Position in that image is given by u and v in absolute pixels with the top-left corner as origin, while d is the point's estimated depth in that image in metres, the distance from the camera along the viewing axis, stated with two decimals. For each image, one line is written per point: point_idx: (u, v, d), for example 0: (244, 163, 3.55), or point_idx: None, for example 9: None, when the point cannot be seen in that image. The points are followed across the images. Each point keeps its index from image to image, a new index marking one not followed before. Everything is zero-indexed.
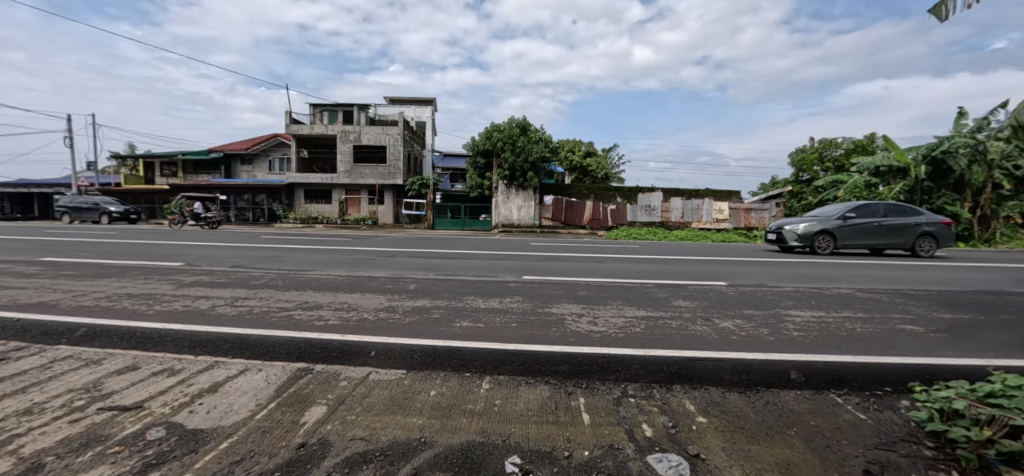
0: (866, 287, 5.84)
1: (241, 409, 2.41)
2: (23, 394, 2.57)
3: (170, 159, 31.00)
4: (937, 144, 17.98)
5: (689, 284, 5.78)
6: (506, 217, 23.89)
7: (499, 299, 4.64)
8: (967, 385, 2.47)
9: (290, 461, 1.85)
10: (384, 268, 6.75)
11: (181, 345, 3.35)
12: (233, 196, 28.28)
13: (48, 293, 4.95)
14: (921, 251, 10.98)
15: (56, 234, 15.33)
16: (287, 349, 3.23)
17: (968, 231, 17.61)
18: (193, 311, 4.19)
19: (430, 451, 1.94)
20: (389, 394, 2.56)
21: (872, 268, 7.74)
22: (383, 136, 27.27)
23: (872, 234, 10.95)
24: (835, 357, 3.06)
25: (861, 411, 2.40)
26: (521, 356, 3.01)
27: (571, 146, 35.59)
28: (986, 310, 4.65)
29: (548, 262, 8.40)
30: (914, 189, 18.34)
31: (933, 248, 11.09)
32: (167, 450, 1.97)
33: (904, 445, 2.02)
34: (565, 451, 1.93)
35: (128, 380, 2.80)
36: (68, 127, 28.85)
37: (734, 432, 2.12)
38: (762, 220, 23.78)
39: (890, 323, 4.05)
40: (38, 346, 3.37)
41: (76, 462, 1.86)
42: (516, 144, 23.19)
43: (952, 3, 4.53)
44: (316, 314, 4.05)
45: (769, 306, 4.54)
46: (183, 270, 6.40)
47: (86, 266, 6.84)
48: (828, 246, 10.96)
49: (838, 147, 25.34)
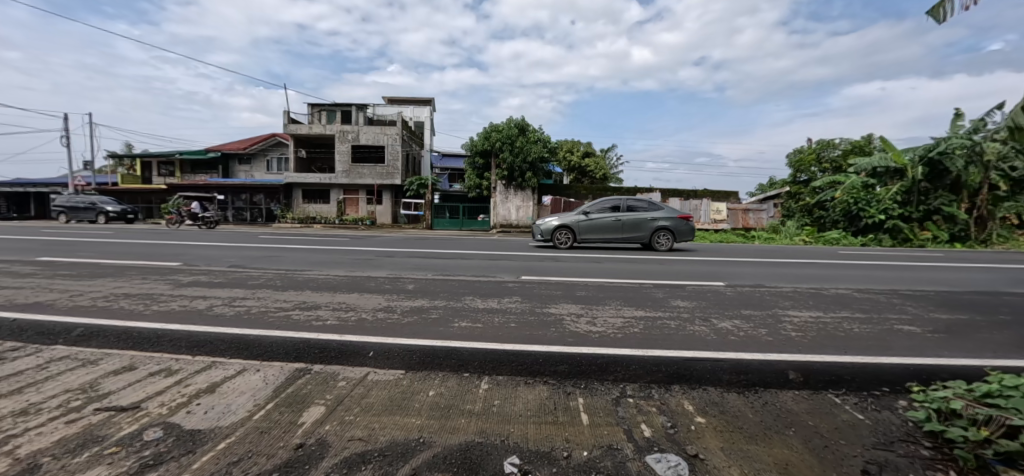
0: (863, 287, 5.86)
1: (239, 410, 2.40)
2: (20, 394, 2.56)
3: (168, 158, 30.91)
4: (934, 145, 18.06)
5: (687, 284, 5.79)
6: (504, 217, 23.52)
7: (497, 300, 4.63)
8: (965, 385, 2.48)
9: (288, 462, 1.84)
10: (382, 268, 6.73)
11: (179, 345, 3.34)
12: (230, 196, 28.19)
13: (44, 293, 4.93)
14: (658, 245, 11.97)
15: (53, 233, 15.28)
16: (285, 349, 3.22)
17: (965, 231, 17.61)
18: (191, 311, 4.16)
19: (429, 452, 1.94)
20: (388, 394, 2.55)
21: (869, 269, 7.77)
22: (381, 135, 27.22)
23: (608, 229, 12.02)
24: (833, 357, 3.07)
25: (860, 411, 2.41)
26: (520, 357, 3.00)
27: (570, 146, 35.63)
28: (983, 310, 4.67)
29: (546, 262, 8.40)
30: (911, 190, 18.42)
31: (670, 241, 12.10)
32: (164, 451, 1.96)
33: (900, 445, 2.03)
34: (563, 452, 1.92)
35: (125, 380, 2.79)
36: (64, 127, 28.72)
37: (733, 432, 2.13)
38: (760, 221, 23.80)
39: (887, 324, 4.06)
40: (35, 346, 3.36)
41: (73, 463, 1.85)
42: (515, 144, 23.22)
43: (949, 5, 4.56)
44: (314, 314, 4.04)
45: (766, 307, 4.55)
46: (181, 270, 6.38)
47: (82, 266, 6.80)
48: (567, 241, 12.13)
49: (836, 148, 25.43)
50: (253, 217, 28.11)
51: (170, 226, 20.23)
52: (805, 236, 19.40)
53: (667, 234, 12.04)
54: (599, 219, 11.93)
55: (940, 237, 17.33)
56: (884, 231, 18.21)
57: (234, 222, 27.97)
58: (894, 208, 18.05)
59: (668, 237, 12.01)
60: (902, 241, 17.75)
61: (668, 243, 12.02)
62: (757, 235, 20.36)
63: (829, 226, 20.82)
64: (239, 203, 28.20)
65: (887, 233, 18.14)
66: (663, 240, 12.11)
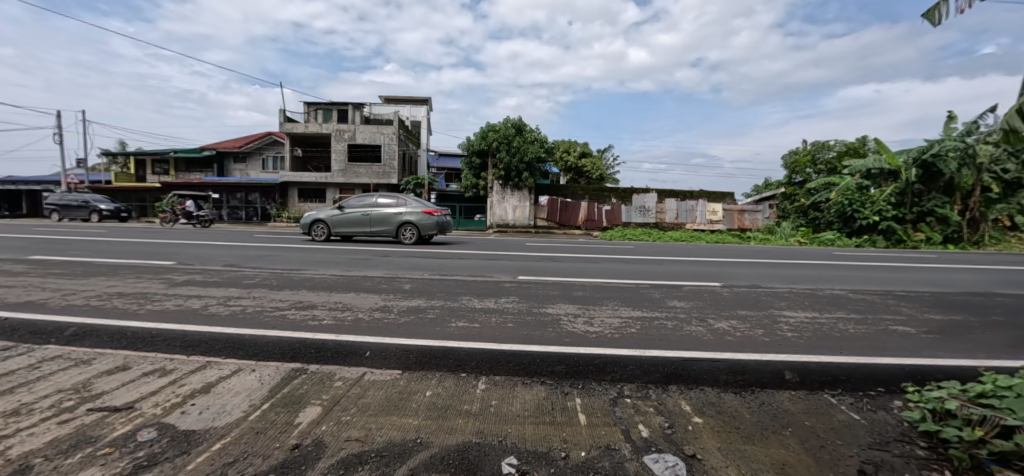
0: (857, 288, 5.91)
1: (234, 410, 2.38)
2: (11, 394, 2.52)
3: (162, 156, 30.66)
4: (927, 147, 18.26)
5: (684, 285, 5.81)
6: (500, 217, 23.98)
7: (495, 300, 4.62)
8: (959, 385, 2.51)
9: (284, 463, 1.83)
10: (378, 268, 6.70)
11: (173, 345, 3.30)
12: (226, 194, 27.98)
13: (36, 292, 4.87)
14: (403, 238, 12.33)
15: (45, 232, 15.12)
16: (281, 349, 3.20)
17: (958, 233, 17.76)
18: (185, 311, 4.12)
19: (426, 452, 1.93)
20: (385, 394, 2.54)
21: (862, 269, 7.85)
22: (378, 135, 27.13)
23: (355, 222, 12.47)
24: (828, 357, 3.09)
25: (855, 411, 2.43)
26: (517, 357, 2.99)
27: (567, 146, 35.68)
28: (976, 311, 4.72)
29: (543, 262, 8.41)
30: (905, 192, 18.63)
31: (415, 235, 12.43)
32: (158, 452, 1.94)
33: (897, 445, 2.05)
34: (561, 452, 1.92)
35: (119, 380, 2.76)
36: (57, 124, 28.41)
37: (730, 433, 2.13)
38: (756, 222, 23.86)
39: (882, 324, 4.09)
40: (26, 346, 3.31)
41: (65, 464, 1.82)
42: (512, 144, 23.20)
43: (943, 9, 4.60)
44: (311, 314, 4.00)
45: (763, 307, 4.57)
46: (175, 269, 6.31)
47: (74, 265, 6.72)
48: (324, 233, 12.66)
49: (830, 150, 25.66)
50: (248, 216, 27.95)
51: (164, 225, 20.13)
52: (801, 237, 19.49)
53: (366, 228, 12.55)
54: (348, 213, 12.49)
55: (933, 238, 17.52)
56: (879, 233, 18.39)
57: (229, 221, 27.78)
58: (888, 210, 18.23)
59: (410, 230, 12.38)
60: (896, 242, 17.89)
61: (414, 236, 12.45)
62: (752, 235, 20.45)
63: (823, 227, 20.96)
64: (234, 202, 28.01)
65: (881, 234, 18.29)
66: (409, 230, 12.45)
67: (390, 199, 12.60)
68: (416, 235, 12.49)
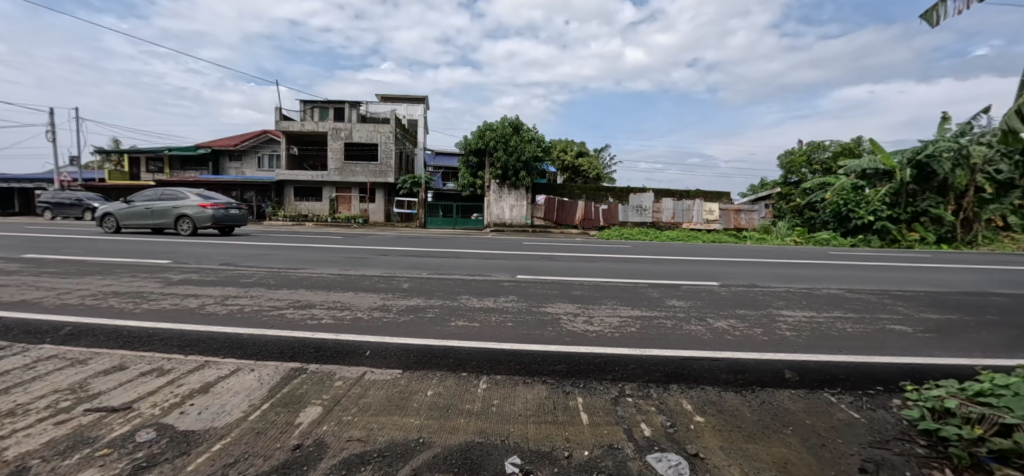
0: (853, 287, 5.95)
1: (234, 411, 2.36)
2: (6, 394, 2.49)
3: (156, 154, 30.37)
4: (922, 147, 18.48)
5: (682, 284, 5.83)
6: (498, 216, 23.96)
7: (494, 299, 4.62)
8: (958, 384, 2.54)
9: (285, 463, 1.82)
10: (376, 267, 6.67)
11: (171, 344, 3.27)
12: (221, 193, 27.76)
13: (30, 291, 4.81)
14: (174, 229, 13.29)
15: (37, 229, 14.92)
16: (280, 348, 3.17)
17: (951, 233, 17.97)
18: (183, 310, 4.09)
19: (429, 452, 1.92)
20: (386, 394, 2.53)
21: (858, 269, 7.90)
22: (375, 133, 27.02)
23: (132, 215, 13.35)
24: (827, 356, 3.12)
25: (855, 410, 2.46)
26: (518, 356, 2.99)
27: (564, 146, 35.71)
28: (972, 310, 4.76)
29: (541, 261, 8.41)
30: (899, 192, 18.91)
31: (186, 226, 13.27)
32: (158, 453, 1.92)
33: (896, 443, 2.07)
34: (564, 452, 1.92)
35: (117, 380, 2.73)
36: (49, 121, 28.08)
37: (732, 431, 2.14)
38: (752, 222, 24.10)
39: (879, 323, 4.13)
40: (22, 345, 3.27)
41: (62, 466, 1.80)
42: (509, 143, 23.19)
43: (942, 10, 4.64)
44: (309, 313, 3.97)
45: (761, 307, 4.59)
46: (171, 268, 6.25)
47: (68, 263, 6.65)
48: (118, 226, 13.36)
49: (826, 150, 25.88)
50: None
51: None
52: (796, 236, 19.61)
53: (187, 221, 13.14)
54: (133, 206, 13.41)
55: (927, 238, 17.68)
56: (873, 232, 18.53)
57: None
58: (883, 210, 18.39)
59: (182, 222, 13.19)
60: (891, 242, 18.05)
61: (190, 228, 13.27)
62: (749, 235, 20.58)
63: (819, 226, 21.13)
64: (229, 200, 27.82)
65: (876, 234, 18.45)
66: (139, 225, 14.84)
67: (172, 193, 13.44)
68: (191, 226, 13.23)
